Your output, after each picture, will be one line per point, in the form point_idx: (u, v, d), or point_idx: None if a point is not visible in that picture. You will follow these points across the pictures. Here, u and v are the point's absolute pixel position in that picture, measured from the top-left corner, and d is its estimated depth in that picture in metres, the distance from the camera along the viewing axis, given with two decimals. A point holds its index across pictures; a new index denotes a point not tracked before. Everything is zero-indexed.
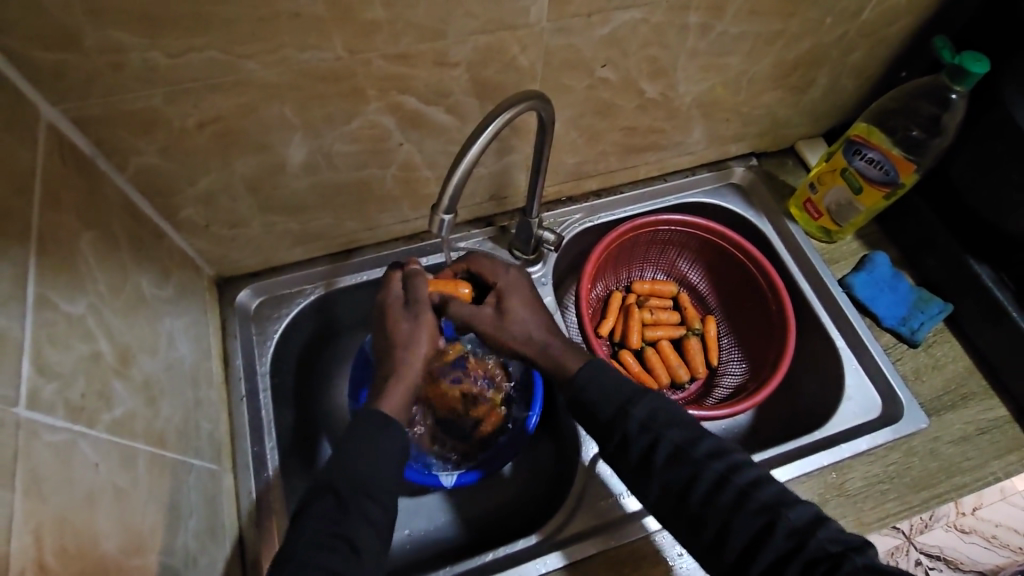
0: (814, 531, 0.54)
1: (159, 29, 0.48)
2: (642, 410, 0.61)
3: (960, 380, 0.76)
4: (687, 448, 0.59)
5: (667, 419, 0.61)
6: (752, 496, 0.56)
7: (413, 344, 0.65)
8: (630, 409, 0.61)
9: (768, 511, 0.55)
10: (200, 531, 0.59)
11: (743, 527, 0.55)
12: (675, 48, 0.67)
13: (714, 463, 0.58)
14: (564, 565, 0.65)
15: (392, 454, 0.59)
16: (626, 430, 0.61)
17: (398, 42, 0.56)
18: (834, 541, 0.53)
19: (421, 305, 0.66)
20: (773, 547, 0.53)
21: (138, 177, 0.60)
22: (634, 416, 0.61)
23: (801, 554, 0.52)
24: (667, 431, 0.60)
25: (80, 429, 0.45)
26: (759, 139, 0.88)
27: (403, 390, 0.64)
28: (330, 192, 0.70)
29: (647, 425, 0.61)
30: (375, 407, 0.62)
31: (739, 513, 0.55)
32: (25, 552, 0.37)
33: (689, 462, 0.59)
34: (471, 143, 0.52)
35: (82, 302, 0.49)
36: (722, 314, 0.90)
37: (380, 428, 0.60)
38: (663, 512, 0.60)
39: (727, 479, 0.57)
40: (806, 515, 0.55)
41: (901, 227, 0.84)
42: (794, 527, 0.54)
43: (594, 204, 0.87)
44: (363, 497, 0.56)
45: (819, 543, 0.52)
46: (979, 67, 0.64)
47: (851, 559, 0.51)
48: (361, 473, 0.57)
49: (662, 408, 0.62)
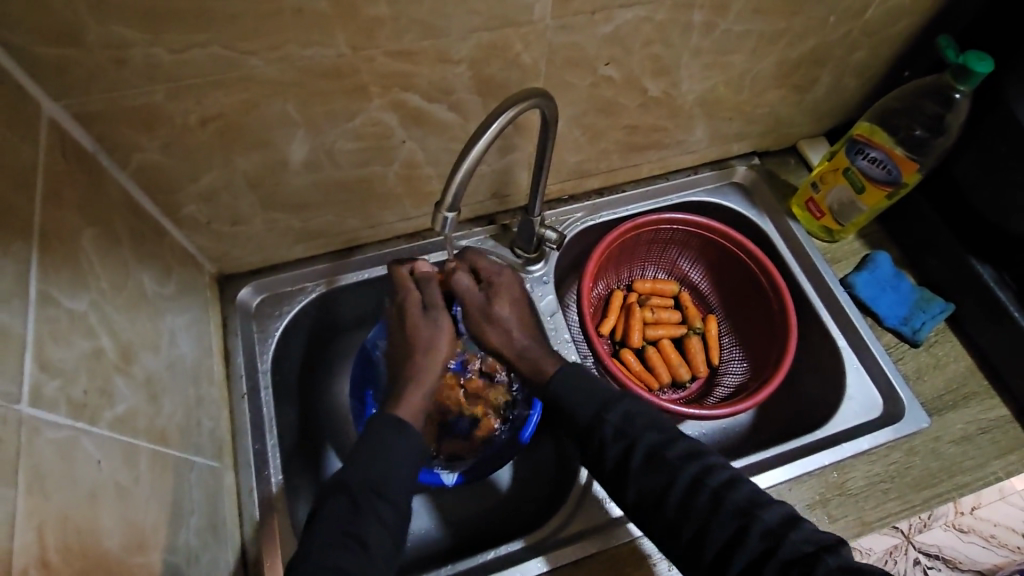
0: (788, 533, 0.54)
1: (162, 26, 0.48)
2: (617, 415, 0.62)
3: (960, 380, 0.76)
4: (662, 450, 0.60)
5: (645, 424, 0.62)
6: (727, 498, 0.56)
7: (432, 348, 0.66)
8: (604, 415, 0.62)
9: (742, 514, 0.55)
10: (201, 529, 0.58)
11: (720, 528, 0.55)
12: (678, 47, 0.67)
13: (689, 466, 0.59)
14: (546, 569, 0.65)
15: (409, 457, 0.59)
16: (603, 436, 0.62)
17: (401, 39, 0.55)
18: (808, 542, 0.53)
19: (433, 308, 0.67)
20: (749, 548, 0.54)
21: (139, 174, 0.60)
22: (609, 422, 0.62)
23: (776, 557, 0.52)
24: (644, 435, 0.61)
25: (82, 426, 0.45)
26: (761, 138, 0.88)
27: (418, 396, 0.64)
28: (332, 189, 0.70)
29: (622, 430, 0.61)
30: (394, 413, 0.62)
31: (715, 515, 0.56)
32: (28, 549, 0.36)
33: (664, 466, 0.59)
34: (474, 140, 0.52)
35: (84, 299, 0.49)
36: (724, 314, 0.89)
37: (387, 429, 0.60)
38: (641, 516, 0.59)
39: (700, 483, 0.57)
40: (779, 516, 0.55)
41: (904, 226, 0.84)
42: (769, 528, 0.54)
43: (595, 203, 0.86)
44: (373, 495, 0.56)
45: (793, 545, 0.53)
46: (983, 67, 0.64)
47: (825, 560, 0.51)
48: (364, 474, 0.57)
49: (636, 411, 0.63)
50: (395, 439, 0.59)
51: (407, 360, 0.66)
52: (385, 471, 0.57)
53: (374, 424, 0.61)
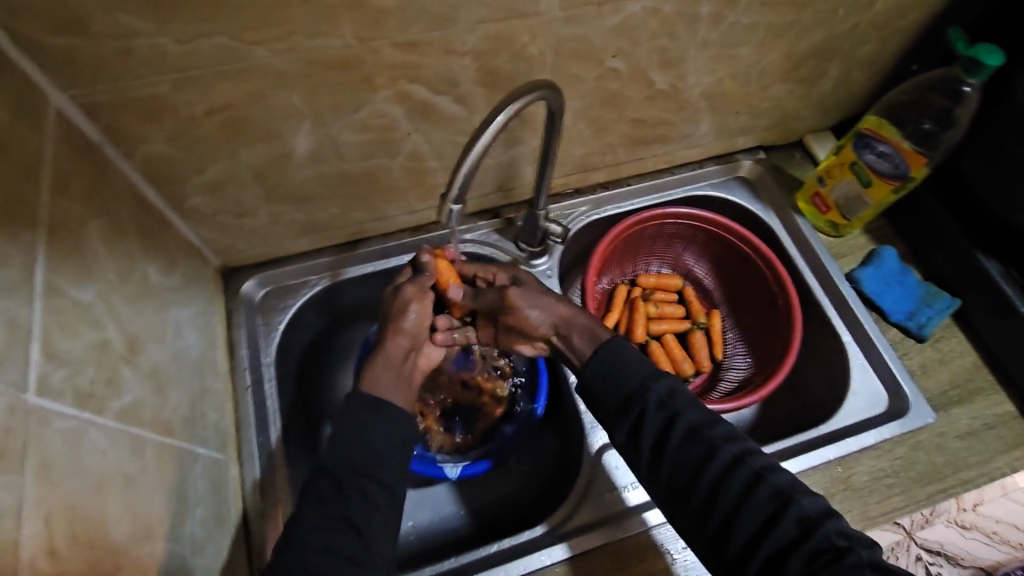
0: (824, 520, 0.52)
1: (167, 14, 0.47)
2: (662, 387, 0.60)
3: (967, 375, 0.76)
4: (702, 428, 0.57)
5: (687, 398, 0.60)
6: (767, 479, 0.54)
7: (399, 325, 0.65)
8: (648, 386, 0.60)
9: (781, 497, 0.53)
10: (206, 520, 0.58)
11: (755, 511, 0.53)
12: (685, 39, 0.66)
13: (729, 445, 0.57)
14: (569, 557, 0.65)
15: (392, 433, 0.59)
16: (645, 406, 0.59)
17: (407, 30, 0.55)
18: (843, 535, 0.50)
19: (405, 284, 0.67)
20: (781, 532, 0.51)
21: (144, 166, 0.60)
22: (654, 393, 0.59)
23: (806, 543, 0.51)
24: (686, 411, 0.58)
25: (89, 417, 0.45)
26: (767, 132, 0.88)
27: (386, 368, 0.63)
28: (336, 181, 0.70)
29: (666, 403, 0.59)
30: (362, 390, 0.61)
31: (749, 500, 0.53)
32: (36, 538, 0.36)
33: (703, 443, 0.57)
34: (480, 133, 0.51)
35: (91, 289, 0.49)
36: (728, 308, 0.89)
37: (364, 407, 0.59)
38: (668, 501, 0.58)
39: (740, 461, 0.55)
40: (820, 505, 0.53)
41: (911, 220, 0.83)
42: (805, 515, 0.52)
43: (600, 197, 0.86)
44: (361, 479, 0.56)
45: (826, 535, 0.51)
46: (993, 60, 0.64)
47: (858, 552, 0.49)
48: (355, 453, 0.57)
49: (682, 388, 0.61)
50: (373, 422, 0.58)
51: (381, 336, 0.66)
52: (372, 453, 0.57)
53: (354, 402, 0.60)
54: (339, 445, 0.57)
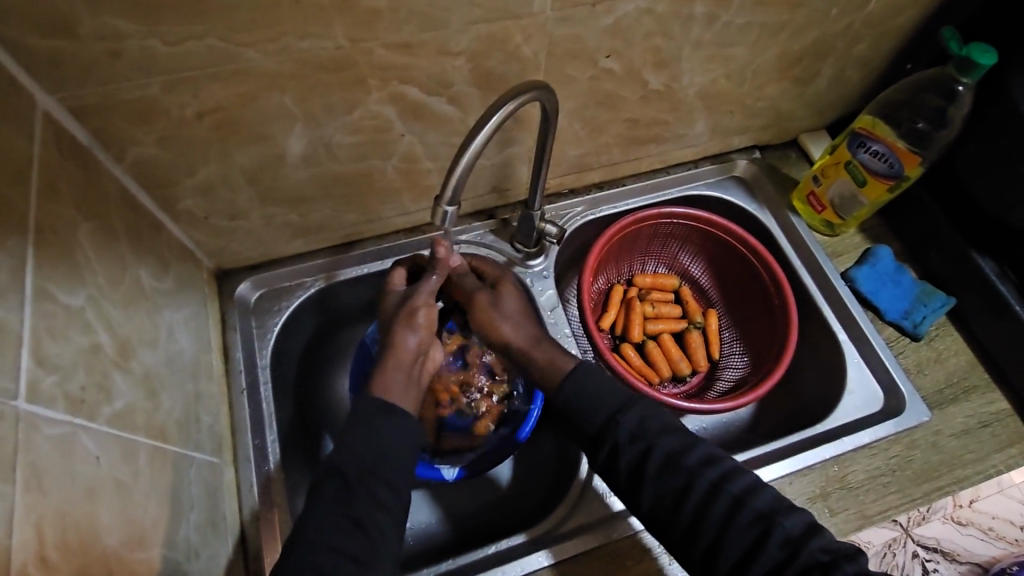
0: (808, 540, 0.55)
1: (156, 16, 0.47)
2: (632, 418, 0.63)
3: (961, 374, 0.76)
4: (678, 456, 0.60)
5: (658, 428, 0.62)
6: (747, 504, 0.57)
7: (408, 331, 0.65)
8: (619, 419, 0.63)
9: (761, 520, 0.56)
10: (201, 525, 0.58)
11: (740, 535, 0.56)
12: (678, 38, 0.66)
13: (706, 472, 0.59)
14: (550, 564, 0.65)
15: (396, 438, 0.59)
16: (617, 439, 0.62)
17: (400, 31, 0.55)
18: (824, 550, 0.54)
19: (414, 295, 0.67)
20: (768, 556, 0.55)
21: (136, 169, 0.59)
22: (624, 425, 0.62)
23: (795, 564, 0.53)
24: (660, 440, 0.61)
25: (80, 424, 0.44)
26: (762, 130, 0.87)
27: (394, 377, 0.63)
28: (330, 183, 0.70)
29: (638, 435, 0.62)
30: (374, 394, 0.61)
31: (732, 526, 0.56)
32: (25, 545, 0.36)
33: (682, 471, 0.60)
34: (471, 137, 0.51)
35: (81, 294, 0.49)
36: (725, 307, 0.89)
37: (375, 411, 0.60)
38: (652, 518, 0.60)
39: (719, 488, 0.58)
40: (800, 524, 0.56)
41: (907, 219, 0.83)
42: (789, 536, 0.55)
43: (595, 198, 0.86)
44: (371, 490, 0.56)
45: (810, 552, 0.54)
46: (986, 59, 0.64)
47: (842, 567, 0.52)
48: (363, 459, 0.57)
49: (651, 416, 0.63)
50: (384, 421, 0.59)
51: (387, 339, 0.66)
52: (378, 453, 0.57)
53: (360, 408, 0.60)
54: (338, 452, 0.57)
